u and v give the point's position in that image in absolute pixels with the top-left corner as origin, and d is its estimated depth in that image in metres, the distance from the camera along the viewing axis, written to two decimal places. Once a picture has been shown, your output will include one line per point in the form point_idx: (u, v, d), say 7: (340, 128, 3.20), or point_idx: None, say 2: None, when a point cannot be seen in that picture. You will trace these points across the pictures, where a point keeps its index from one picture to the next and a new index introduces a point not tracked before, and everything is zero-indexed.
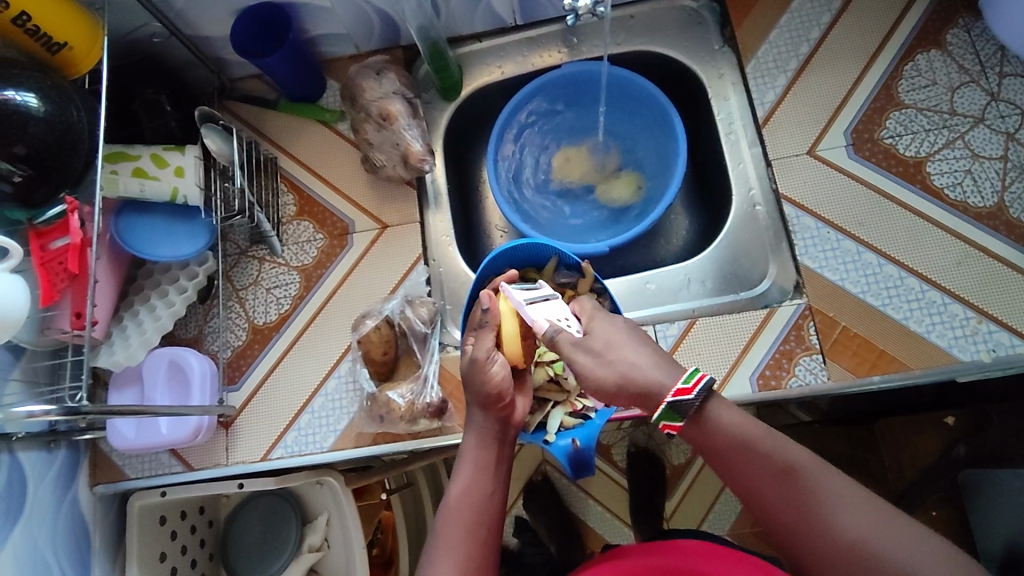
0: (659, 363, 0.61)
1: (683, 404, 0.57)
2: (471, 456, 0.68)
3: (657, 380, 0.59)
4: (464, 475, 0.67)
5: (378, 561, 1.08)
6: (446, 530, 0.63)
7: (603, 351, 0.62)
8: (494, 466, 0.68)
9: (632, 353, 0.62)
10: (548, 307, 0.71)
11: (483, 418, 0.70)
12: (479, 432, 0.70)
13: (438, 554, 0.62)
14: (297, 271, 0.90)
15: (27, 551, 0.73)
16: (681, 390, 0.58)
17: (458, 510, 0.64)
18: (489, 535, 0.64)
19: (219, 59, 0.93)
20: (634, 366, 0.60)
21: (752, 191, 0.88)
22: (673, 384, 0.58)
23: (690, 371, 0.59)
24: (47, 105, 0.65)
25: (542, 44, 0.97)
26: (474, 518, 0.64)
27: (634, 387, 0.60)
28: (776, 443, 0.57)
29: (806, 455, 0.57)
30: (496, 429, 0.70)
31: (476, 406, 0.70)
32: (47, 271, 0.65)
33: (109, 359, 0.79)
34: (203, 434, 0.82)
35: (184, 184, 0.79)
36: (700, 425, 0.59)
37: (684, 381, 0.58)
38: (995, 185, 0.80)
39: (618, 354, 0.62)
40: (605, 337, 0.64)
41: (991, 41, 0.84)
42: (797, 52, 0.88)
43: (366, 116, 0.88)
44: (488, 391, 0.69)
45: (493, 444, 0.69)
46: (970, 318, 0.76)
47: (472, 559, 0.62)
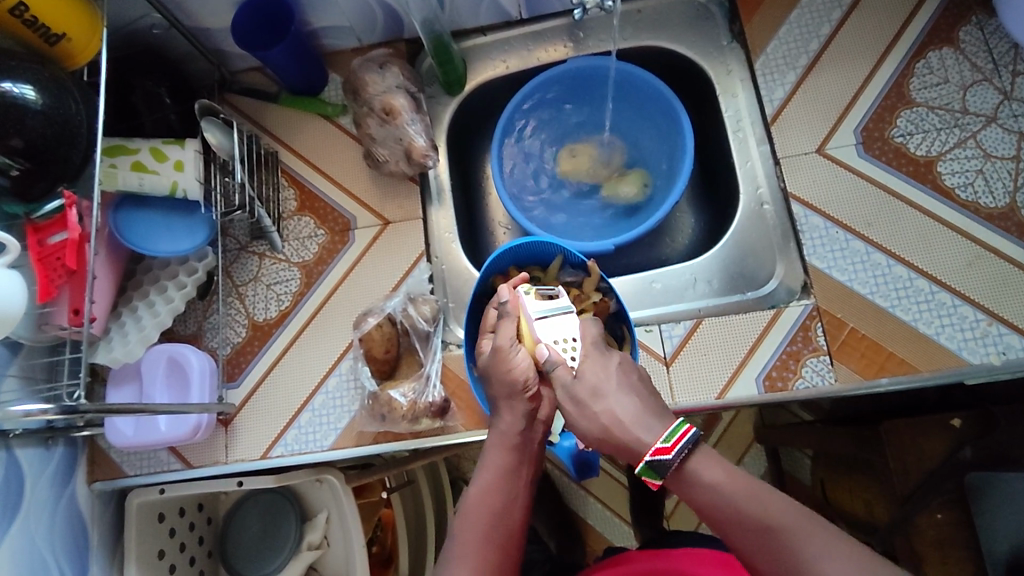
0: (643, 416, 0.60)
1: (661, 464, 0.57)
2: (494, 457, 0.65)
3: (638, 435, 0.59)
4: (487, 477, 0.64)
5: (377, 559, 1.09)
6: (463, 534, 0.61)
7: (585, 400, 0.62)
8: (519, 469, 0.65)
9: (615, 403, 0.61)
10: (559, 324, 0.69)
11: (509, 416, 0.67)
12: (504, 432, 0.67)
13: (453, 559, 0.60)
14: (297, 267, 0.89)
15: (24, 550, 0.73)
16: (660, 449, 0.57)
17: (478, 514, 0.62)
18: (509, 541, 0.62)
19: (220, 51, 0.91)
20: (617, 420, 0.60)
21: (760, 189, 0.87)
22: (653, 443, 0.58)
23: (672, 428, 0.58)
24: (45, 97, 0.63)
25: (547, 38, 0.95)
26: (494, 523, 0.62)
27: (615, 440, 0.60)
28: (757, 497, 0.54)
29: (790, 505, 0.53)
30: (521, 427, 0.66)
31: (503, 401, 0.68)
32: (44, 267, 0.64)
33: (107, 356, 0.78)
34: (203, 432, 0.81)
35: (184, 178, 0.78)
36: (679, 480, 0.57)
37: (664, 440, 0.58)
38: (1007, 186, 0.79)
39: (603, 404, 0.62)
40: (592, 384, 0.63)
41: (1004, 39, 0.83)
42: (807, 48, 0.86)
43: (369, 110, 0.87)
44: (512, 383, 0.67)
45: (519, 445, 0.66)
46: (980, 320, 0.75)
47: (487, 568, 0.60)
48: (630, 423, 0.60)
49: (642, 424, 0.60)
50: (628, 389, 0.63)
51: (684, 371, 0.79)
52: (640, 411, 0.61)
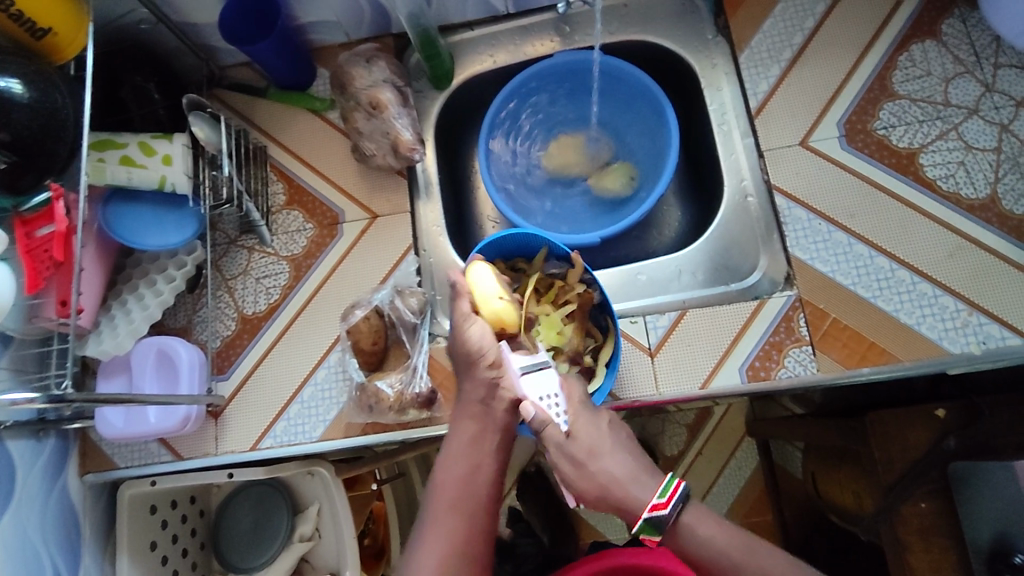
0: (635, 475, 0.63)
1: (658, 520, 0.61)
2: (460, 428, 0.69)
3: (633, 493, 0.62)
4: (453, 448, 0.68)
5: (370, 551, 1.08)
6: (432, 504, 0.66)
7: (584, 460, 0.63)
8: (484, 438, 0.68)
9: (611, 463, 0.63)
10: (541, 379, 0.68)
11: (470, 386, 0.70)
12: (467, 404, 0.69)
13: (426, 527, 0.64)
14: (286, 261, 0.90)
15: (16, 540, 0.73)
16: (656, 505, 0.61)
17: (446, 484, 0.66)
18: (478, 507, 0.65)
19: (208, 46, 0.92)
20: (615, 480, 0.63)
21: (744, 182, 0.87)
22: (649, 498, 0.62)
23: (664, 484, 0.63)
24: (30, 91, 0.64)
25: (534, 32, 0.96)
26: (461, 491, 0.65)
27: (611, 500, 0.62)
28: (751, 553, 0.60)
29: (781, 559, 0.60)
30: (484, 395, 0.68)
31: (466, 375, 0.70)
32: (31, 258, 0.65)
33: (97, 348, 0.79)
34: (192, 424, 0.82)
35: (172, 172, 0.79)
36: (675, 535, 0.62)
37: (659, 496, 0.62)
38: (988, 177, 0.79)
39: (598, 465, 0.63)
40: (588, 444, 0.64)
41: (986, 32, 0.84)
42: (791, 41, 0.87)
43: (356, 104, 0.87)
44: (468, 353, 0.69)
45: (481, 415, 0.68)
46: (960, 310, 0.76)
47: (456, 533, 0.63)
48: (628, 479, 0.63)
49: (638, 481, 0.63)
50: (621, 448, 0.65)
51: (669, 363, 0.80)
52: (633, 470, 0.63)
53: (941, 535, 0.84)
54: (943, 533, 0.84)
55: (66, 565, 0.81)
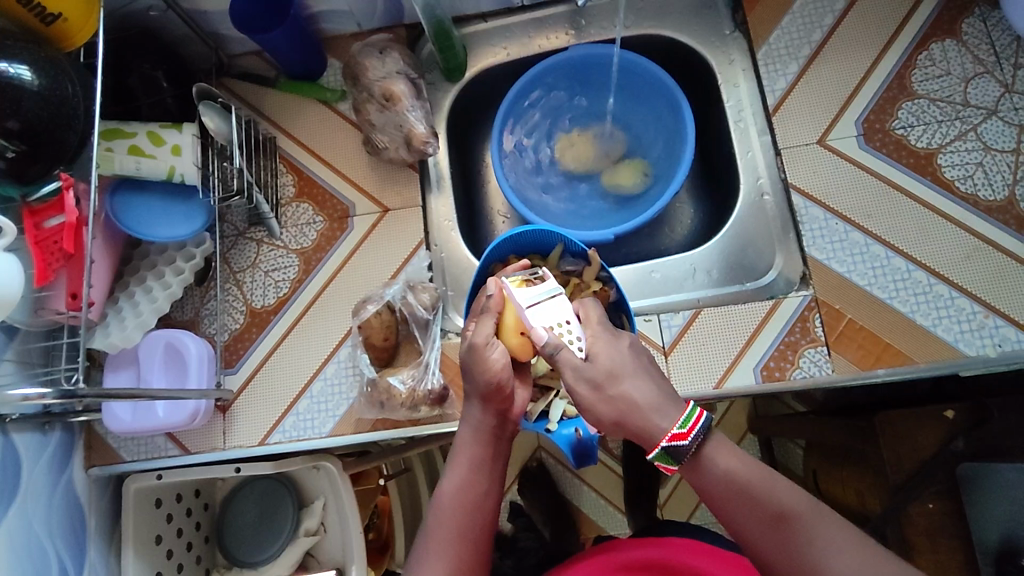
0: (658, 401, 0.59)
1: (677, 450, 0.57)
2: (467, 452, 0.65)
3: (653, 421, 0.58)
4: (460, 474, 0.64)
5: (376, 545, 1.10)
6: (436, 532, 0.62)
7: (602, 383, 0.60)
8: (491, 465, 0.65)
9: (632, 387, 0.60)
10: (549, 308, 0.66)
11: (481, 412, 0.66)
12: (475, 426, 0.66)
13: (428, 553, 0.61)
14: (296, 254, 0.89)
15: (22, 534, 0.73)
16: (676, 436, 0.57)
17: (450, 512, 0.63)
18: (481, 536, 0.63)
19: (217, 35, 0.90)
20: (633, 405, 0.59)
21: (760, 179, 0.87)
22: (669, 428, 0.58)
23: (687, 413, 0.58)
24: (41, 79, 0.62)
25: (549, 25, 0.95)
26: (467, 521, 0.62)
27: (630, 426, 0.59)
28: (772, 485, 0.56)
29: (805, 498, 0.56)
30: (494, 423, 0.66)
31: (475, 397, 0.67)
32: (41, 250, 0.64)
33: (104, 341, 0.77)
34: (201, 418, 0.81)
35: (181, 163, 0.78)
36: (695, 467, 0.58)
37: (680, 425, 0.58)
38: (1006, 179, 0.79)
39: (618, 389, 0.60)
40: (606, 366, 0.61)
41: (1006, 32, 0.83)
42: (810, 38, 0.86)
43: (369, 96, 0.86)
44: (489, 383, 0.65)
45: (490, 441, 0.66)
46: (977, 313, 0.76)
47: (460, 566, 0.61)
48: (648, 406, 0.59)
49: (660, 409, 0.59)
50: (643, 372, 0.61)
51: (683, 362, 0.80)
52: (657, 396, 0.59)
53: (948, 535, 0.84)
54: (950, 534, 0.84)
55: (72, 559, 0.80)
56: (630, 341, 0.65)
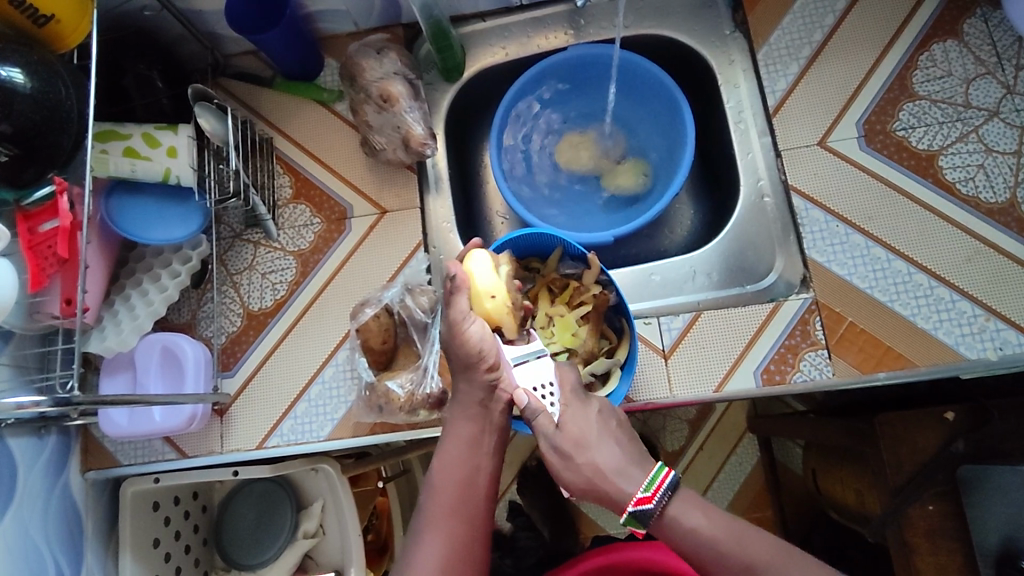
0: (623, 465, 0.62)
1: (644, 514, 0.59)
2: (458, 430, 0.66)
3: (620, 486, 0.61)
4: (450, 449, 0.65)
5: (372, 547, 1.08)
6: (430, 504, 0.63)
7: (571, 453, 0.62)
8: (482, 438, 0.66)
9: (599, 454, 0.62)
10: (533, 369, 0.69)
11: (468, 387, 0.67)
12: (465, 404, 0.67)
13: (425, 527, 0.62)
14: (293, 256, 0.88)
15: (19, 540, 0.72)
16: (641, 499, 0.60)
17: (443, 484, 0.64)
18: (476, 507, 0.64)
19: (213, 34, 0.89)
20: (600, 472, 0.61)
21: (760, 181, 0.86)
22: (634, 491, 0.60)
23: (652, 475, 0.61)
24: (33, 81, 0.62)
25: (548, 25, 0.94)
26: (460, 491, 0.64)
27: (599, 492, 0.61)
28: (739, 540, 0.57)
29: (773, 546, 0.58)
30: (483, 397, 0.66)
31: (462, 375, 0.67)
32: (35, 254, 0.64)
33: (100, 345, 0.77)
34: (198, 422, 0.80)
35: (177, 165, 0.77)
36: (663, 527, 0.60)
37: (645, 489, 0.60)
38: (1007, 181, 0.78)
39: (586, 456, 0.62)
40: (576, 435, 0.63)
41: (1008, 32, 0.82)
42: (810, 39, 0.85)
43: (366, 97, 0.85)
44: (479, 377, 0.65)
45: (479, 415, 0.66)
46: (978, 316, 0.75)
47: (456, 535, 0.62)
48: (615, 472, 0.61)
49: (626, 474, 0.61)
50: (610, 439, 0.64)
51: (683, 365, 0.79)
52: (622, 461, 0.62)
53: (948, 538, 0.83)
54: (950, 536, 0.83)
55: (69, 564, 0.80)
56: None
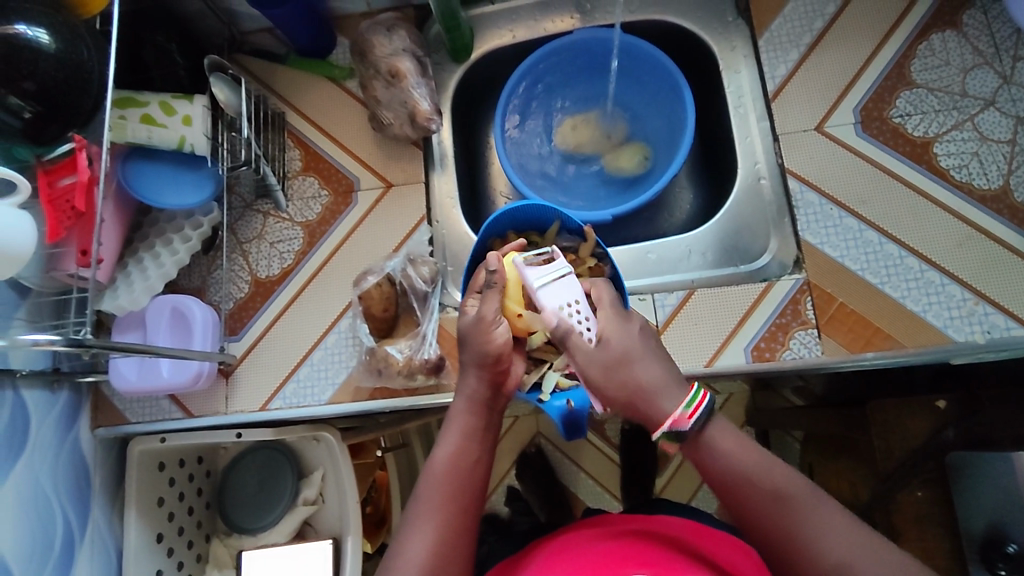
0: (665, 382, 0.65)
1: (681, 430, 0.62)
2: (460, 421, 0.68)
3: (658, 403, 0.64)
4: (452, 442, 0.66)
5: (371, 519, 1.11)
6: (426, 494, 0.63)
7: (614, 366, 0.66)
8: (482, 433, 0.68)
9: (640, 370, 0.66)
10: (558, 289, 0.71)
11: (474, 381, 0.69)
12: (468, 396, 0.69)
13: (418, 515, 0.62)
14: (300, 227, 0.91)
15: (28, 488, 0.75)
16: (679, 418, 0.62)
17: (442, 477, 0.64)
18: (472, 497, 0.64)
19: (230, 10, 0.92)
20: (640, 388, 0.65)
21: (758, 164, 0.88)
22: (673, 411, 0.63)
23: (691, 396, 0.63)
24: (58, 42, 0.65)
25: (555, 9, 0.96)
26: (458, 485, 0.64)
27: (638, 403, 0.65)
28: (767, 467, 0.59)
29: (798, 481, 0.58)
30: (487, 392, 0.69)
31: (471, 366, 0.70)
32: (54, 209, 0.66)
33: (112, 303, 0.80)
34: (204, 381, 0.83)
35: (192, 133, 0.79)
36: (696, 446, 0.62)
37: (685, 406, 0.62)
38: (1001, 168, 0.80)
39: (625, 373, 0.66)
40: (618, 351, 0.67)
41: (1007, 24, 0.84)
42: (811, 27, 0.87)
43: (375, 72, 0.88)
44: (487, 352, 0.68)
45: (481, 411, 0.69)
46: (967, 299, 0.77)
47: (449, 525, 0.62)
48: (654, 388, 0.65)
49: (664, 392, 0.64)
50: (653, 358, 0.67)
51: (675, 340, 0.81)
52: (662, 378, 0.65)
53: (934, 524, 0.84)
54: (937, 521, 0.84)
55: (77, 514, 0.83)
56: (639, 319, 0.71)
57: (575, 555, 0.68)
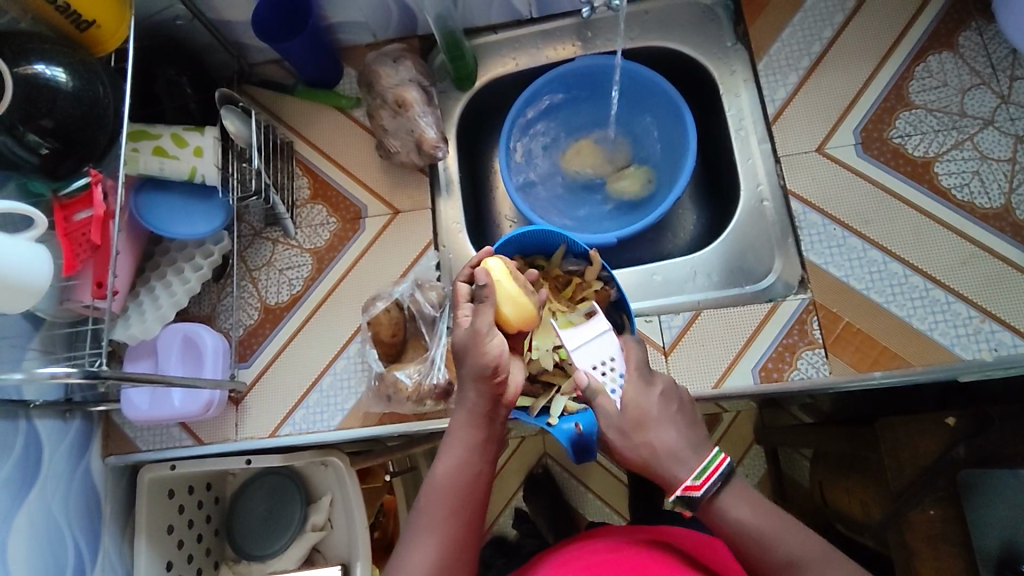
0: (682, 450, 0.60)
1: (691, 499, 0.59)
2: (461, 435, 0.66)
3: (673, 471, 0.60)
4: (453, 457, 0.65)
5: (380, 544, 1.11)
6: (428, 510, 0.63)
7: (629, 432, 0.61)
8: (484, 447, 0.66)
9: (657, 436, 0.61)
10: (593, 349, 0.73)
11: (474, 395, 0.66)
12: (468, 410, 0.66)
13: (420, 530, 0.62)
14: (309, 253, 0.92)
15: (41, 518, 0.76)
16: (690, 487, 0.58)
17: (444, 493, 0.63)
18: (473, 511, 0.64)
19: (239, 44, 0.94)
20: (656, 455, 0.60)
21: (760, 186, 0.89)
22: (685, 478, 0.59)
23: (704, 464, 0.59)
24: (75, 81, 0.67)
25: (556, 37, 0.98)
26: (460, 501, 0.63)
27: (653, 471, 0.61)
28: (783, 531, 0.58)
29: (813, 543, 0.57)
30: (487, 406, 0.66)
31: (469, 380, 0.66)
32: (70, 241, 0.67)
33: (126, 333, 0.81)
34: (214, 409, 0.84)
35: (203, 164, 0.81)
36: (710, 512, 0.60)
37: (696, 478, 0.59)
38: (1002, 187, 0.80)
39: (644, 438, 0.61)
40: (636, 416, 0.62)
41: (1002, 45, 0.85)
42: (809, 50, 0.88)
43: (382, 102, 0.90)
44: (484, 365, 0.64)
45: (483, 424, 0.66)
46: (973, 317, 0.77)
47: (451, 540, 0.62)
48: (669, 456, 0.60)
49: (679, 458, 0.60)
50: (670, 422, 0.62)
51: (682, 361, 0.81)
52: (678, 443, 0.60)
53: (950, 543, 0.83)
54: (951, 541, 0.83)
55: (87, 543, 0.83)
56: (664, 381, 0.65)
57: (579, 567, 0.67)
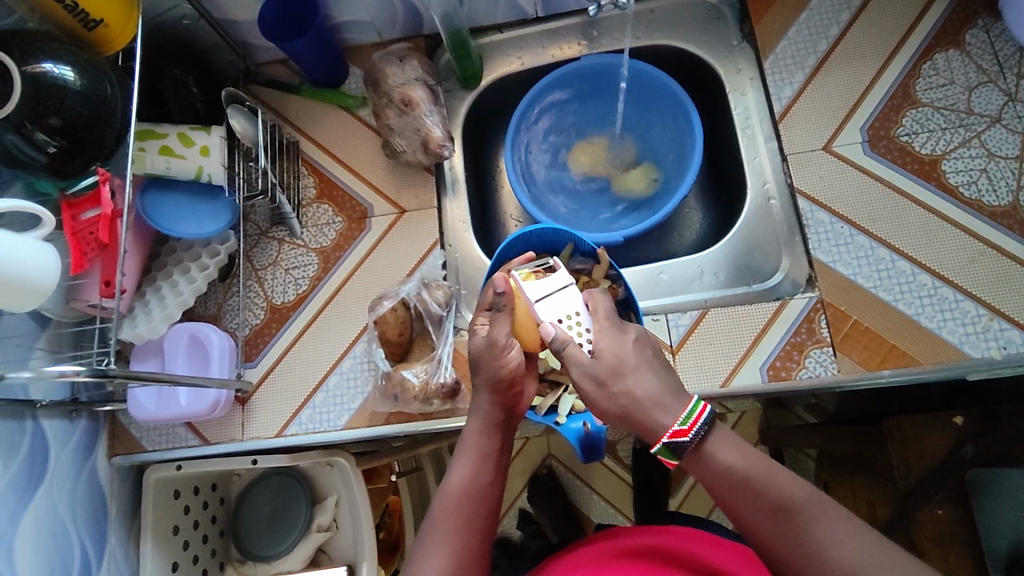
0: (664, 396, 0.59)
1: (679, 446, 0.57)
2: (474, 443, 0.66)
3: (655, 417, 0.58)
4: (467, 464, 0.65)
5: (385, 545, 1.10)
6: (440, 516, 0.62)
7: (606, 381, 0.60)
8: (496, 456, 0.66)
9: (636, 382, 0.59)
10: (559, 302, 0.69)
11: (488, 404, 0.67)
12: (482, 419, 0.67)
13: (433, 537, 0.61)
14: (315, 253, 0.92)
15: (47, 519, 0.76)
16: (677, 432, 0.57)
17: (457, 500, 0.63)
18: (486, 520, 0.63)
19: (246, 43, 0.95)
20: (637, 401, 0.59)
21: (767, 185, 0.89)
22: (670, 425, 0.57)
23: (689, 409, 0.58)
24: (82, 80, 0.66)
25: (562, 36, 0.98)
26: (473, 508, 0.63)
27: (634, 421, 0.59)
28: (772, 476, 0.55)
29: (804, 487, 0.54)
30: (501, 415, 0.68)
31: (485, 389, 0.68)
32: (77, 240, 0.67)
33: (132, 332, 0.81)
34: (221, 409, 0.84)
35: (209, 163, 0.81)
36: (697, 459, 0.57)
37: (681, 422, 0.57)
38: (1010, 185, 0.80)
39: (623, 385, 0.59)
40: (611, 362, 0.61)
41: (1009, 42, 0.85)
42: (816, 48, 0.88)
43: (388, 101, 0.89)
44: (500, 375, 0.67)
45: (496, 433, 0.67)
46: (981, 315, 0.77)
47: (463, 546, 0.60)
48: (651, 403, 0.58)
49: (662, 405, 0.58)
50: (648, 368, 0.60)
51: (690, 360, 0.81)
52: (660, 391, 0.59)
53: (958, 543, 0.83)
54: (961, 541, 0.82)
55: (93, 544, 0.83)
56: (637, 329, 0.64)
57: None
